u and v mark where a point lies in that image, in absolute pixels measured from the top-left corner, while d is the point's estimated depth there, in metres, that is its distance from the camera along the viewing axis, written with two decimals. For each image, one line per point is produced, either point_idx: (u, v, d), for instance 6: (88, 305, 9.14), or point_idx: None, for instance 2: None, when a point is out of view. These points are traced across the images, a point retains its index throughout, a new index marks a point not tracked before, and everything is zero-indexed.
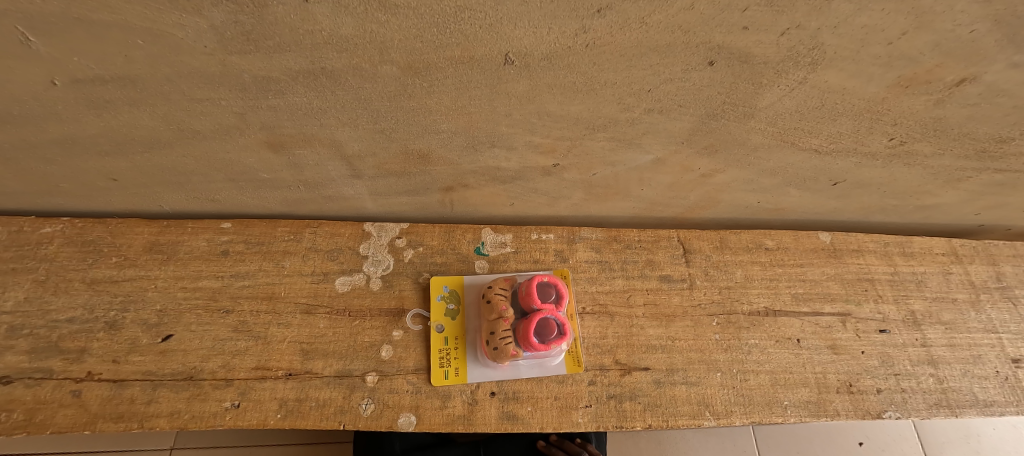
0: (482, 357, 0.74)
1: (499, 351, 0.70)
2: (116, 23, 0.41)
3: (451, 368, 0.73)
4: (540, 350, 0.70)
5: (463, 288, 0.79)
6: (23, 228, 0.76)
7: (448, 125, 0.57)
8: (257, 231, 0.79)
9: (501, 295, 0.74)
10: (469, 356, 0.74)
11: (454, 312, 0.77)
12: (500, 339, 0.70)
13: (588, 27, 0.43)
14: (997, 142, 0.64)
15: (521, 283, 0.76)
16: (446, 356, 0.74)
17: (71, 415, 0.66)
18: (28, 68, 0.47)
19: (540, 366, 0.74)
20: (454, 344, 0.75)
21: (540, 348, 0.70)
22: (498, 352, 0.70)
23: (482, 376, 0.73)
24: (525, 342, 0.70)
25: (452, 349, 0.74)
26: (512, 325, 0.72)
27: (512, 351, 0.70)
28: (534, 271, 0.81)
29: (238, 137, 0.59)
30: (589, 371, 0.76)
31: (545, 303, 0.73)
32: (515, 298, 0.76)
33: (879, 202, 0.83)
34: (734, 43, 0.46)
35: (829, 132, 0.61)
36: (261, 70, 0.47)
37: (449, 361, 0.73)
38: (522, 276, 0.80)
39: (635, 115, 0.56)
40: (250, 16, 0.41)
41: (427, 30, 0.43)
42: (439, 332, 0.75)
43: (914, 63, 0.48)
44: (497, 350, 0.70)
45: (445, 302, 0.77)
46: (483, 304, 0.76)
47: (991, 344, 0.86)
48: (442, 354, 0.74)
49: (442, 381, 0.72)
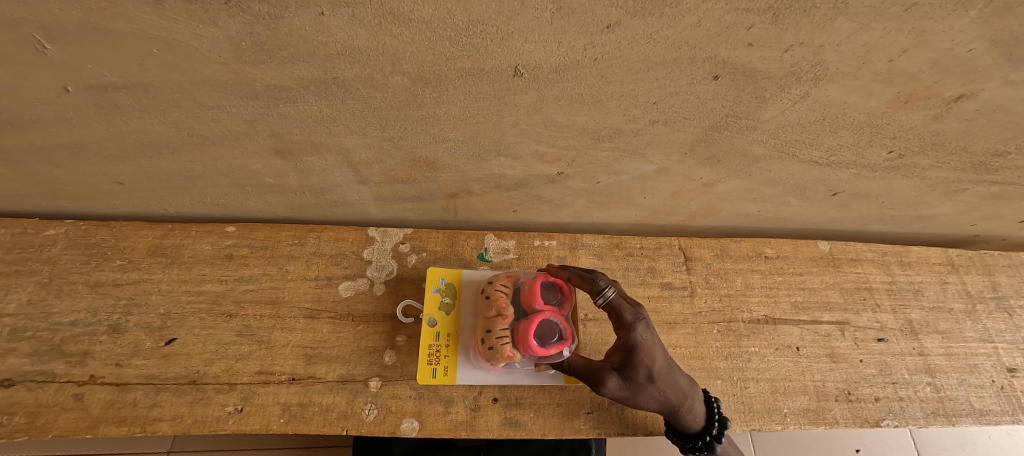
0: (472, 359, 0.74)
1: (494, 351, 0.69)
2: (132, 33, 0.41)
3: (440, 367, 0.72)
4: (541, 354, 0.68)
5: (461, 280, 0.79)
6: (27, 230, 0.76)
7: (455, 134, 0.58)
8: (261, 236, 0.80)
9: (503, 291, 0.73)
10: (460, 357, 0.74)
11: (449, 307, 0.76)
12: (495, 339, 0.69)
13: (596, 42, 0.44)
14: (993, 156, 0.66)
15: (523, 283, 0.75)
16: (435, 353, 0.73)
17: (73, 419, 0.66)
18: (43, 76, 0.47)
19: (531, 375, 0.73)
20: (443, 343, 0.74)
21: (540, 352, 0.68)
22: (493, 352, 0.69)
23: (471, 379, 0.73)
24: (523, 342, 0.68)
25: (441, 347, 0.74)
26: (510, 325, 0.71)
27: (507, 352, 0.68)
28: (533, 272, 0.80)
29: (247, 143, 0.60)
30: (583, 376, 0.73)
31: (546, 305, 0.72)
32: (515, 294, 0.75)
33: (877, 212, 0.84)
34: (738, 59, 0.47)
35: (829, 145, 0.62)
36: (274, 79, 0.48)
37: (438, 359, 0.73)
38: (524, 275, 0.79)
39: (639, 127, 0.57)
40: (265, 28, 0.41)
41: (439, 43, 0.43)
42: (432, 326, 0.74)
43: (913, 79, 0.50)
44: (491, 350, 0.69)
45: (441, 295, 0.77)
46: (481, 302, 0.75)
47: (988, 353, 0.88)
48: (431, 351, 0.73)
49: (429, 380, 0.72)
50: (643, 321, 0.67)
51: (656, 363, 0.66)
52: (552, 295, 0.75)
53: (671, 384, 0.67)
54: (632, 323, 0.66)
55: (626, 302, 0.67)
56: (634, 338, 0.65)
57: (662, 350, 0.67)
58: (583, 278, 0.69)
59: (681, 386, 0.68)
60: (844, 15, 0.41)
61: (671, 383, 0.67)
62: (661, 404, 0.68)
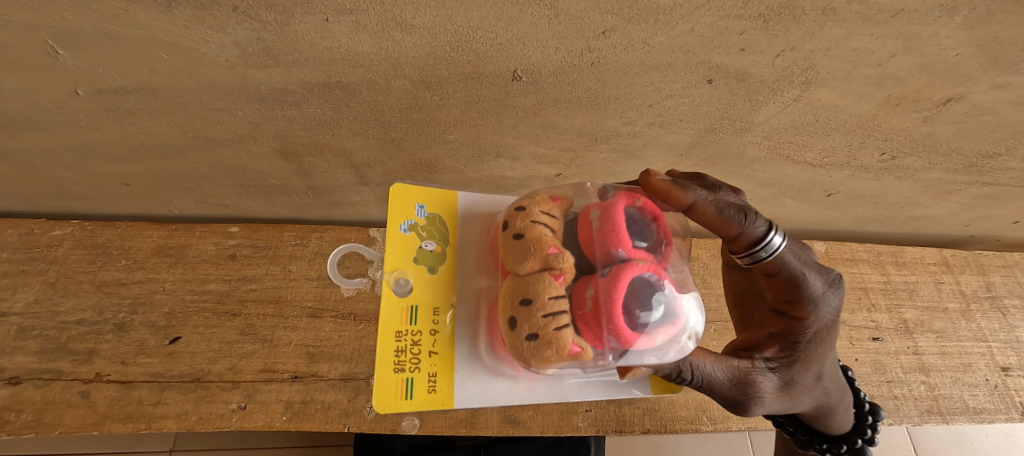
0: (483, 348, 0.53)
1: (543, 342, 0.44)
2: (142, 39, 0.43)
3: (421, 370, 0.50)
4: (633, 339, 0.44)
5: (446, 213, 0.58)
6: (33, 230, 0.77)
7: (455, 136, 0.60)
8: (264, 236, 0.81)
9: (542, 231, 0.48)
10: (458, 327, 0.53)
11: (431, 254, 0.55)
12: (546, 323, 0.44)
13: (592, 47, 0.45)
14: (984, 157, 0.67)
15: (602, 220, 0.49)
16: (410, 333, 0.51)
17: (80, 416, 0.67)
18: (54, 80, 0.48)
19: (548, 381, 0.57)
20: (420, 330, 0.51)
21: (629, 340, 0.44)
22: (542, 344, 0.44)
23: (488, 387, 0.53)
24: (597, 326, 0.45)
25: (416, 337, 0.51)
26: (579, 292, 0.46)
27: (570, 345, 0.44)
28: (591, 190, 0.56)
29: (252, 145, 0.61)
30: (607, 386, 0.60)
31: (640, 253, 0.47)
32: (563, 238, 0.51)
33: (872, 213, 0.85)
34: (732, 63, 0.48)
35: (823, 147, 0.63)
36: (279, 82, 0.49)
37: (412, 363, 0.50)
38: (575, 203, 0.55)
39: (636, 129, 0.59)
40: (271, 34, 0.42)
41: (440, 49, 0.45)
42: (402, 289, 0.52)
43: (902, 83, 0.51)
44: (536, 341, 0.44)
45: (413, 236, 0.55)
46: (523, 253, 0.47)
47: (981, 352, 0.89)
48: (400, 339, 0.50)
49: (405, 398, 0.49)
50: (829, 302, 0.51)
51: (817, 355, 0.54)
52: (637, 238, 0.49)
53: (819, 376, 0.56)
54: (818, 298, 0.50)
55: (815, 272, 0.50)
56: (807, 324, 0.51)
57: (829, 339, 0.54)
58: (722, 214, 0.45)
59: (828, 378, 0.58)
60: (834, 21, 0.42)
61: (823, 375, 0.57)
62: (808, 398, 0.57)
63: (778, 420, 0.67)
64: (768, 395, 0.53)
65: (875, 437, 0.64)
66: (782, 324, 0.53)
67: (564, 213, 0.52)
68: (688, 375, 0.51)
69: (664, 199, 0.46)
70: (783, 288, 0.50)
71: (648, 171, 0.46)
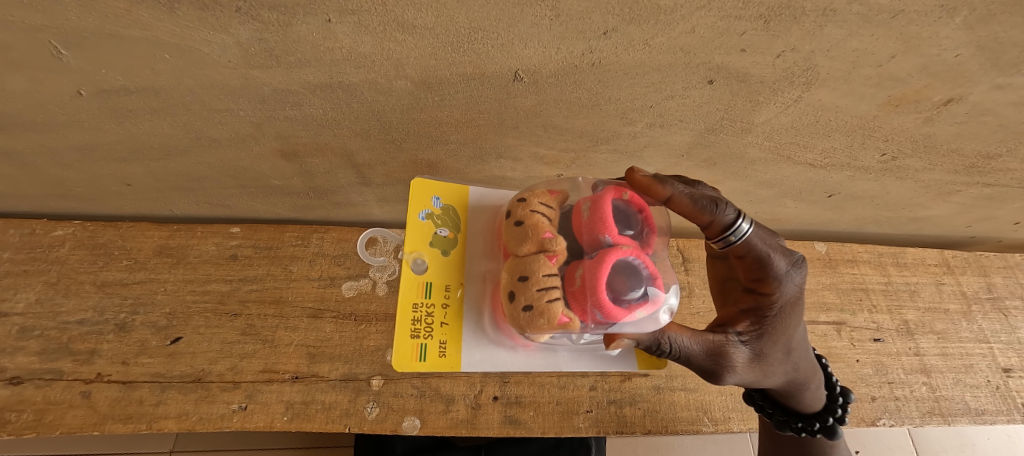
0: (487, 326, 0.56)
1: (535, 315, 0.46)
2: (146, 39, 0.43)
3: (437, 339, 0.53)
4: (616, 315, 0.46)
5: (459, 205, 0.60)
6: (35, 230, 0.77)
7: (456, 136, 0.60)
8: (265, 236, 0.81)
9: (541, 218, 0.50)
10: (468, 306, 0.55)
11: (445, 239, 0.57)
12: (540, 297, 0.46)
13: (593, 48, 0.45)
14: (985, 158, 0.67)
15: (588, 208, 0.50)
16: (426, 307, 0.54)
17: (80, 416, 0.67)
18: (57, 80, 0.48)
19: (543, 351, 0.59)
20: (434, 303, 0.54)
21: (614, 315, 0.46)
22: (535, 316, 0.46)
23: (489, 362, 0.56)
24: (584, 300, 0.46)
25: (431, 309, 0.54)
26: (566, 273, 0.48)
27: (561, 318, 0.45)
28: (582, 184, 0.58)
29: (253, 146, 0.61)
30: (599, 360, 0.62)
31: (625, 238, 0.49)
32: (558, 225, 0.52)
33: (872, 214, 0.85)
34: (732, 64, 0.48)
35: (823, 147, 0.64)
36: (281, 83, 0.49)
37: (427, 331, 0.53)
38: (570, 194, 0.56)
39: (636, 129, 0.59)
40: (274, 34, 0.42)
41: (441, 49, 0.45)
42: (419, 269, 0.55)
43: (902, 83, 0.51)
44: (530, 315, 0.46)
45: (430, 223, 0.57)
46: (518, 237, 0.49)
47: (983, 353, 0.88)
48: (417, 313, 0.53)
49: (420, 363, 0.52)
50: (792, 279, 0.53)
51: (786, 330, 0.55)
52: (623, 226, 0.51)
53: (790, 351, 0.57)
54: (783, 275, 0.51)
55: (778, 252, 0.52)
56: (774, 299, 0.52)
57: (795, 316, 0.55)
58: (697, 204, 0.46)
59: (796, 354, 0.59)
60: (834, 22, 0.42)
61: (792, 350, 0.58)
62: (778, 374, 0.58)
63: (758, 404, 0.67)
64: (741, 368, 0.54)
65: (846, 416, 0.67)
66: (751, 300, 0.54)
67: (560, 204, 0.54)
68: (666, 347, 0.51)
69: (645, 193, 0.48)
70: (751, 267, 0.51)
71: (632, 169, 0.49)
